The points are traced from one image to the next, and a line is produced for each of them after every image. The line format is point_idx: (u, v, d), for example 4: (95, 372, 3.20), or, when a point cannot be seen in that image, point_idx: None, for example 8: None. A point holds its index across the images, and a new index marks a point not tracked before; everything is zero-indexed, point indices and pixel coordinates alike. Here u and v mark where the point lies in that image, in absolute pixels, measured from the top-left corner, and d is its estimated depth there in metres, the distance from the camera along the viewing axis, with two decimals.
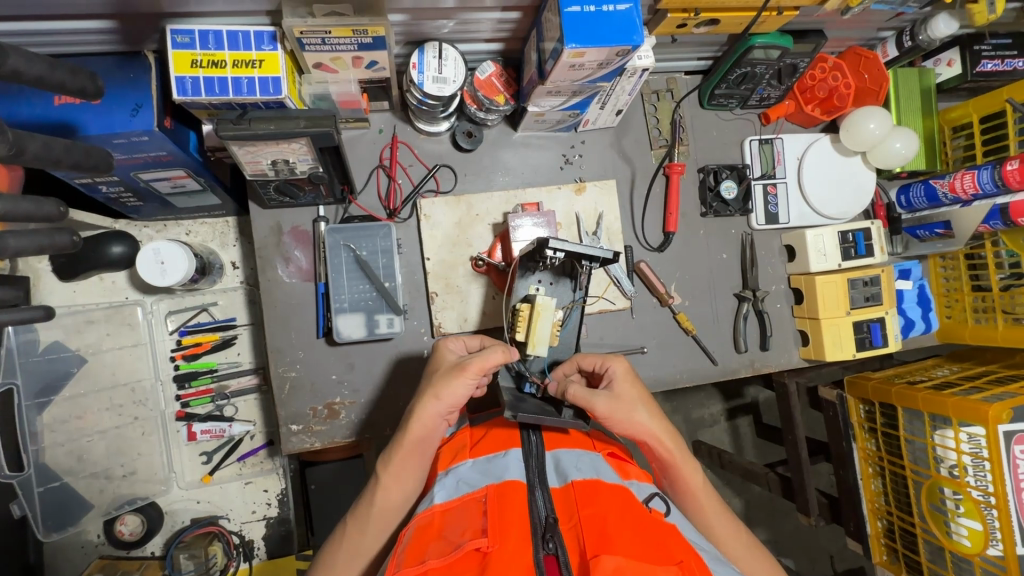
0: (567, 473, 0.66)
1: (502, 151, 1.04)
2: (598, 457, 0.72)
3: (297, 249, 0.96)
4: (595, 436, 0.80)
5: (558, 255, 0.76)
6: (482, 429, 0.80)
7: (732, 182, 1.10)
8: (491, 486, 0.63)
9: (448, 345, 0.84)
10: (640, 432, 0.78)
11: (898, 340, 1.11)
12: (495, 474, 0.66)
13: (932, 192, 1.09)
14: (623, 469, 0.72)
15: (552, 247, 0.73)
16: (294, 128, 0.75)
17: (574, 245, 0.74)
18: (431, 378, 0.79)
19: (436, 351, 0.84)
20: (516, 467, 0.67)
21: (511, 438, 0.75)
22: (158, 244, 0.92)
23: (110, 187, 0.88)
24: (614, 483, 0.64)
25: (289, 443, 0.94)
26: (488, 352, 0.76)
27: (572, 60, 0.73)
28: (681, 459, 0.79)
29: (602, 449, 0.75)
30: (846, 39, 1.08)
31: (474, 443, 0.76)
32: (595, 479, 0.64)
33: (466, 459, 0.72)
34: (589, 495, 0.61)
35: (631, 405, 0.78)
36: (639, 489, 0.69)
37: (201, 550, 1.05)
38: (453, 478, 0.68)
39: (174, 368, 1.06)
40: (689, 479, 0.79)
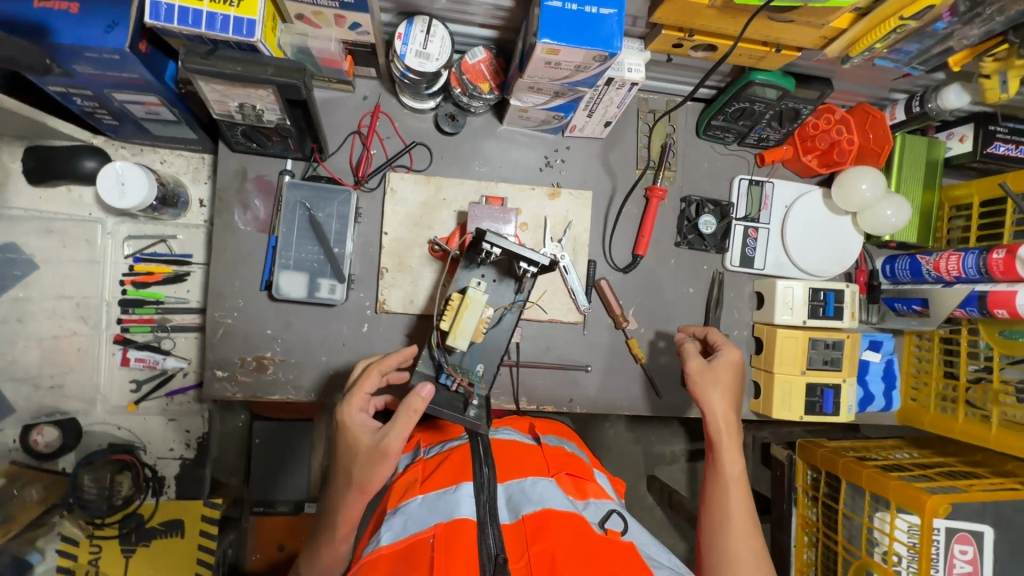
0: (519, 507, 0.65)
1: (483, 141, 1.02)
2: (553, 483, 0.69)
3: (257, 198, 0.96)
4: (551, 455, 0.77)
5: (495, 250, 0.75)
6: (434, 460, 0.75)
7: (712, 217, 1.07)
8: (438, 525, 0.60)
9: (346, 419, 0.75)
10: (708, 401, 0.84)
11: (851, 411, 1.07)
12: (445, 512, 0.63)
13: (917, 267, 1.05)
14: (579, 487, 0.70)
15: (488, 239, 0.72)
16: (261, 74, 0.75)
17: (510, 242, 0.73)
18: (348, 462, 0.73)
19: (340, 426, 0.75)
20: (467, 502, 0.64)
21: (463, 468, 0.69)
22: (121, 165, 0.93)
23: (84, 100, 0.89)
24: (567, 509, 0.63)
25: (210, 387, 0.94)
26: (393, 423, 0.71)
27: (547, 56, 0.71)
28: (733, 448, 0.82)
29: (558, 470, 0.72)
30: (856, 95, 1.05)
31: (426, 477, 0.71)
32: (544, 509, 0.63)
33: (416, 496, 0.67)
34: (539, 529, 0.61)
35: (714, 382, 0.85)
36: (596, 509, 0.68)
37: (106, 476, 1.06)
38: (401, 517, 0.63)
39: (122, 292, 1.08)
40: (728, 468, 0.80)
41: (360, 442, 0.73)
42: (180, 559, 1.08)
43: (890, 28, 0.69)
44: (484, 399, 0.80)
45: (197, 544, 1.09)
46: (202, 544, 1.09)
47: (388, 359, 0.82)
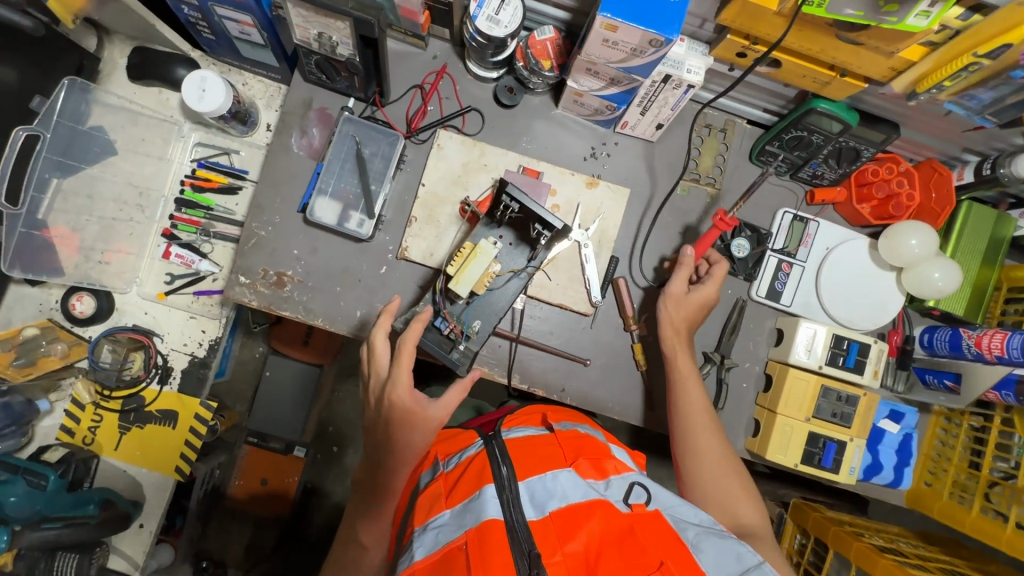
0: (544, 503, 0.67)
1: (535, 120, 1.05)
2: (573, 472, 0.71)
3: (316, 128, 1.03)
4: (567, 442, 0.78)
5: (514, 204, 0.80)
6: (456, 471, 0.75)
7: (746, 242, 1.04)
8: (470, 532, 0.63)
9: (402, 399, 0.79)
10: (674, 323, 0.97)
11: (852, 475, 1.00)
12: (472, 517, 0.65)
13: (957, 340, 0.97)
14: (599, 468, 0.73)
15: (508, 191, 0.78)
16: (342, 5, 0.81)
17: (529, 198, 0.78)
18: (395, 434, 0.80)
19: (393, 405, 0.79)
20: (493, 502, 0.66)
21: (484, 471, 0.71)
22: (206, 74, 1.02)
23: (190, 10, 0.98)
24: (590, 498, 0.67)
25: (231, 289, 0.99)
26: (449, 395, 0.81)
27: (606, 33, 0.73)
28: (692, 376, 0.94)
29: (575, 457, 0.74)
30: (925, 150, 1.01)
31: (449, 491, 0.72)
32: (570, 504, 0.66)
33: (443, 512, 0.69)
34: (568, 526, 0.65)
35: (686, 306, 0.97)
36: (619, 485, 0.71)
37: (123, 350, 1.15)
38: (432, 532, 0.66)
39: (180, 191, 1.17)
40: (692, 391, 0.93)
41: (419, 418, 0.79)
42: (165, 448, 1.14)
43: (962, 65, 0.67)
44: (470, 349, 0.87)
45: (184, 439, 1.15)
46: (189, 440, 1.15)
47: (414, 329, 0.80)
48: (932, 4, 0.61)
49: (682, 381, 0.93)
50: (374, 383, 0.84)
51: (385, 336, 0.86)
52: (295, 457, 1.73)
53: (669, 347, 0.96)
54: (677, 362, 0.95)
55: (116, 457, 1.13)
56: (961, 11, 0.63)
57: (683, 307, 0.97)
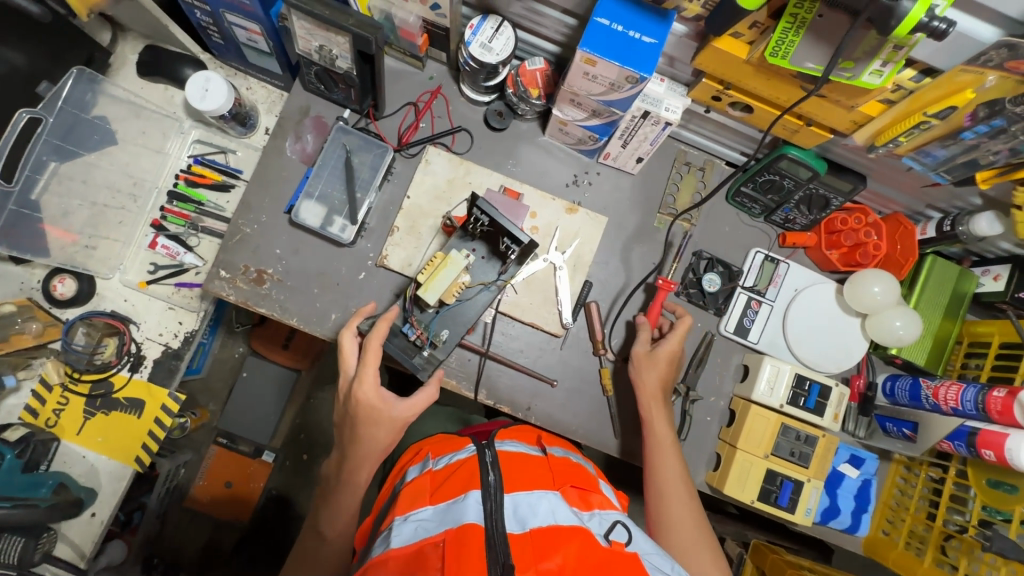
0: (525, 518, 0.69)
1: (522, 144, 1.09)
2: (559, 497, 0.74)
3: (310, 134, 1.07)
4: (557, 467, 0.81)
5: (484, 218, 0.83)
6: (445, 471, 0.79)
7: (717, 277, 1.08)
8: (450, 530, 0.66)
9: (367, 397, 0.80)
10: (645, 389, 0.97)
11: (808, 516, 1.00)
12: (453, 517, 0.68)
13: (916, 390, 0.99)
14: (584, 499, 0.76)
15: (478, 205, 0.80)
16: (342, 22, 0.86)
17: (499, 213, 0.81)
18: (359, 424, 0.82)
19: (359, 402, 0.81)
20: (474, 508, 0.69)
21: (472, 477, 0.74)
22: (210, 75, 1.07)
23: (202, 15, 1.03)
24: (572, 525, 0.68)
25: (211, 283, 1.01)
26: (415, 395, 0.83)
27: (586, 66, 0.78)
28: (668, 441, 0.95)
29: (563, 483, 0.77)
30: (892, 203, 1.05)
31: (435, 488, 0.76)
32: (553, 525, 0.68)
33: (426, 506, 0.72)
34: (546, 546, 0.66)
35: (654, 367, 0.98)
36: (601, 521, 0.72)
37: (99, 333, 1.15)
38: (413, 523, 0.70)
39: (174, 184, 1.20)
40: (666, 459, 0.94)
41: (384, 415, 0.81)
42: (126, 437, 1.14)
43: (914, 122, 0.72)
44: (435, 357, 0.89)
45: (147, 429, 1.15)
46: (151, 431, 1.15)
47: (381, 327, 0.83)
48: (884, 64, 0.65)
49: (661, 466, 0.93)
50: (343, 381, 0.86)
51: (353, 336, 0.87)
52: (264, 462, 1.73)
53: (645, 408, 0.96)
54: (652, 425, 0.96)
55: (77, 442, 1.12)
56: (913, 73, 0.67)
57: (654, 365, 0.99)
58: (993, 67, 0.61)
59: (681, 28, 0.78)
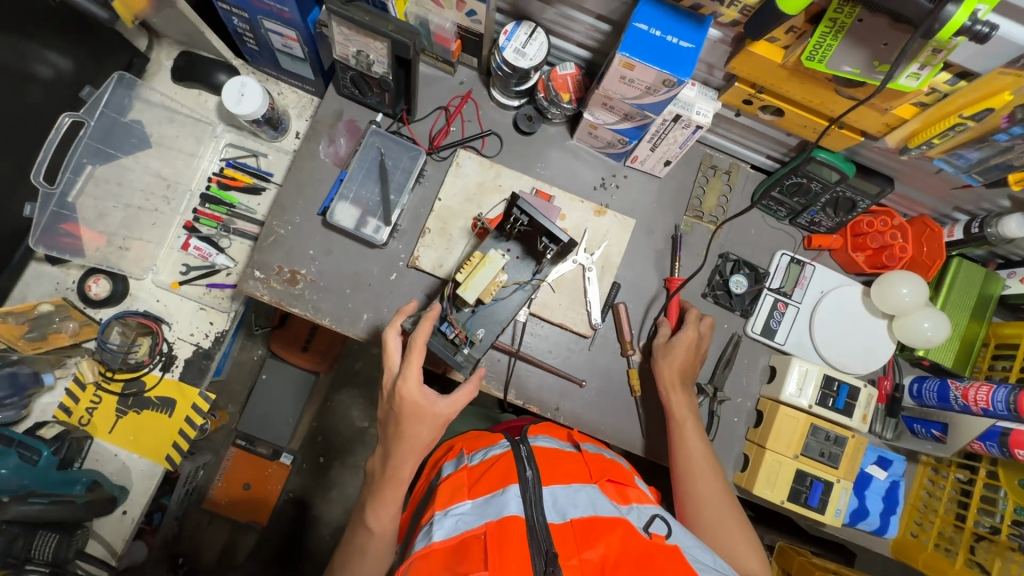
0: (565, 510, 0.70)
1: (551, 148, 1.11)
2: (597, 490, 0.74)
3: (343, 137, 1.09)
4: (592, 461, 0.81)
5: (524, 218, 0.84)
6: (480, 467, 0.79)
7: (744, 278, 1.09)
8: (490, 523, 0.66)
9: (411, 394, 0.80)
10: (663, 377, 0.99)
11: (838, 517, 1.01)
12: (493, 510, 0.69)
13: (945, 391, 1.00)
14: (621, 494, 0.76)
15: (519, 205, 0.81)
16: (382, 28, 0.88)
17: (537, 212, 0.82)
18: (399, 417, 0.81)
19: (402, 399, 0.81)
20: (515, 501, 0.69)
21: (509, 472, 0.75)
22: (246, 80, 1.09)
23: (240, 22, 1.06)
24: (612, 515, 0.69)
25: (246, 283, 1.02)
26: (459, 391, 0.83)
27: (624, 70, 0.80)
28: (690, 420, 0.96)
29: (600, 477, 0.77)
30: (917, 206, 1.07)
31: (473, 483, 0.76)
32: (593, 516, 0.68)
33: (465, 500, 0.72)
34: (588, 536, 0.66)
35: (674, 355, 1.00)
36: (639, 514, 0.72)
37: (132, 334, 1.18)
38: (453, 517, 0.70)
39: (206, 187, 1.22)
40: (691, 446, 0.94)
41: (427, 411, 0.81)
42: (158, 436, 1.15)
43: (949, 124, 0.73)
44: (473, 355, 0.91)
45: (178, 428, 1.16)
46: (182, 430, 1.16)
47: (424, 326, 0.83)
48: (922, 68, 0.66)
49: (688, 455, 0.93)
50: (386, 378, 0.85)
51: (397, 334, 0.87)
52: (283, 464, 1.74)
53: (664, 394, 0.98)
54: (673, 407, 0.97)
55: (109, 440, 1.14)
56: (948, 77, 0.69)
57: (672, 352, 1.00)
58: None
59: (716, 34, 0.80)
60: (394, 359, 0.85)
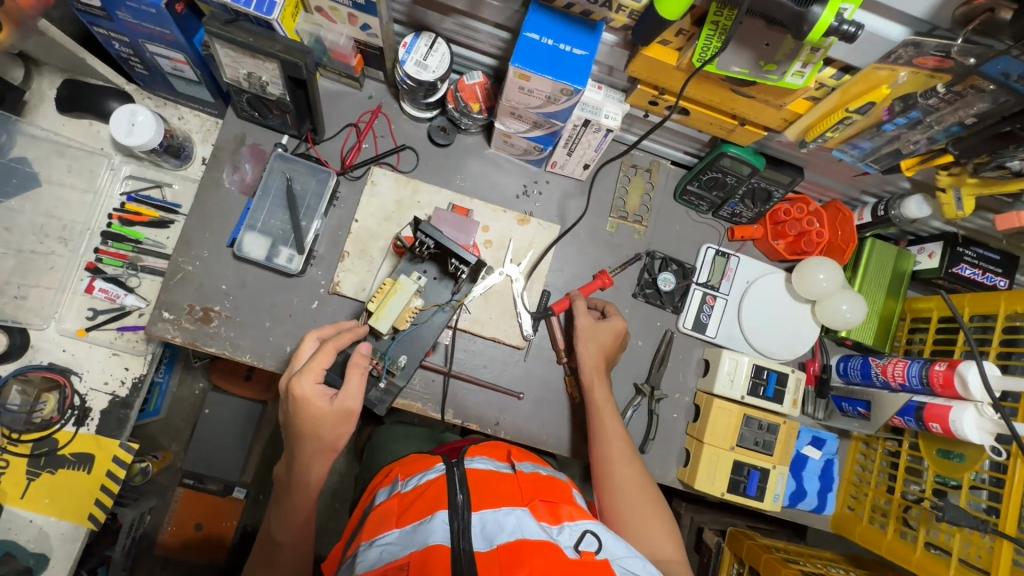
0: (493, 535, 0.68)
1: (469, 158, 1.08)
2: (527, 512, 0.72)
3: (248, 163, 1.03)
4: (526, 482, 0.78)
5: (430, 241, 0.83)
6: (412, 492, 0.76)
7: (672, 275, 1.10)
8: (415, 553, 0.66)
9: (304, 393, 0.73)
10: (586, 362, 0.98)
11: (777, 501, 1.03)
12: (419, 539, 0.67)
13: (867, 369, 1.03)
14: (553, 512, 0.73)
15: (422, 229, 0.80)
16: (268, 48, 0.83)
17: (443, 235, 0.81)
18: (296, 420, 0.74)
19: (295, 399, 0.73)
20: (441, 528, 0.68)
21: (439, 496, 0.73)
22: (136, 108, 1.02)
23: (121, 46, 0.99)
24: (540, 538, 0.67)
25: (153, 326, 0.96)
26: (348, 383, 0.75)
27: (521, 81, 0.78)
28: (607, 408, 0.95)
29: (532, 498, 0.75)
30: (830, 191, 1.10)
31: (403, 510, 0.74)
32: (520, 539, 0.66)
33: (393, 530, 0.71)
34: (512, 561, 0.64)
35: (600, 338, 0.99)
36: (571, 532, 0.72)
37: (35, 391, 1.10)
38: (378, 549, 0.69)
39: (107, 224, 1.14)
40: (610, 429, 0.93)
41: (321, 412, 0.74)
42: (78, 494, 1.08)
43: (838, 118, 0.74)
44: (394, 384, 0.88)
45: (100, 484, 1.09)
46: (105, 485, 1.09)
47: (343, 337, 0.78)
48: (804, 65, 0.66)
49: (605, 442, 0.92)
50: (286, 377, 0.79)
51: (315, 340, 0.81)
52: (234, 499, 1.65)
53: (586, 379, 0.97)
54: (592, 392, 0.96)
55: (22, 506, 1.05)
56: (833, 71, 0.69)
57: (597, 337, 1.00)
58: (903, 64, 0.65)
59: (611, 38, 0.79)
60: (298, 365, 0.79)
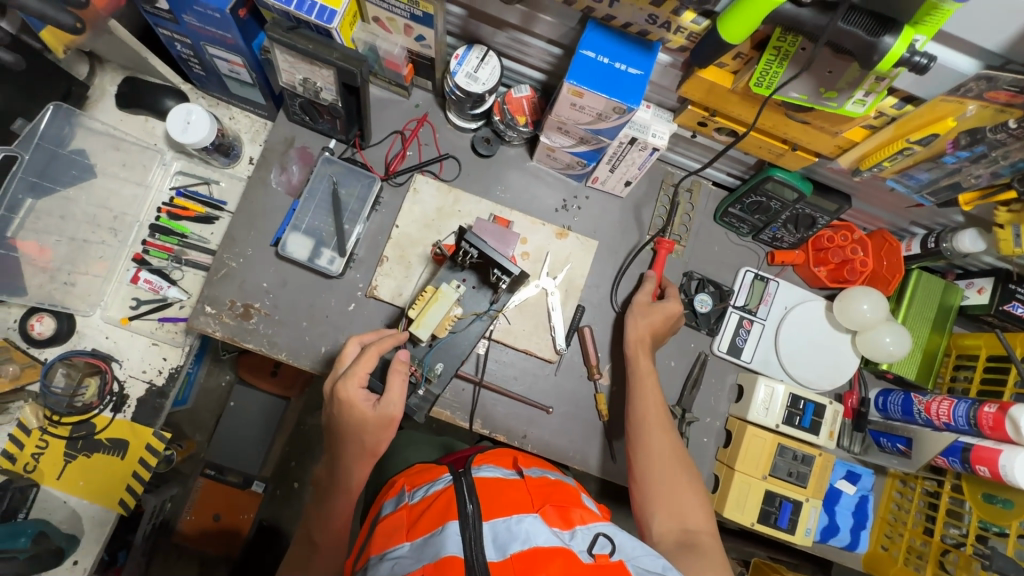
0: (506, 545, 0.68)
1: (510, 169, 1.09)
2: (539, 518, 0.72)
3: (295, 165, 1.06)
4: (535, 488, 0.79)
5: (473, 251, 0.84)
6: (421, 503, 0.77)
7: (709, 297, 1.08)
8: (427, 566, 0.66)
9: (348, 396, 0.74)
10: (632, 331, 0.98)
11: (809, 535, 1.01)
12: (431, 551, 0.68)
13: (909, 405, 1.01)
14: (565, 517, 0.73)
15: (469, 238, 0.81)
16: (326, 56, 0.85)
17: (487, 245, 0.81)
18: (340, 425, 0.75)
19: (340, 402, 0.74)
20: (453, 538, 0.68)
21: (449, 507, 0.73)
22: (192, 107, 1.05)
23: (183, 47, 1.02)
24: (552, 544, 0.68)
25: (195, 319, 0.98)
26: (390, 388, 0.76)
27: (574, 98, 0.78)
28: (650, 377, 0.95)
29: (542, 504, 0.75)
30: (876, 220, 1.07)
31: (412, 522, 0.75)
32: (532, 548, 0.67)
33: (403, 542, 0.71)
34: (528, 569, 0.65)
35: (655, 312, 1.00)
36: (584, 535, 0.72)
37: (78, 375, 1.12)
38: (390, 562, 0.69)
39: (156, 218, 1.17)
40: (650, 398, 0.93)
41: (363, 416, 0.74)
42: (111, 479, 1.10)
43: (898, 148, 0.73)
44: (431, 393, 0.89)
45: (132, 470, 1.11)
46: (137, 472, 1.12)
47: (384, 340, 0.79)
48: (867, 94, 0.66)
49: (644, 412, 0.92)
50: (330, 378, 0.80)
51: (357, 344, 0.83)
52: (254, 492, 1.68)
53: (632, 349, 0.97)
54: (636, 362, 0.97)
55: (57, 487, 1.08)
56: (894, 101, 0.68)
57: (649, 314, 1.00)
58: (972, 97, 0.63)
59: (666, 58, 0.79)
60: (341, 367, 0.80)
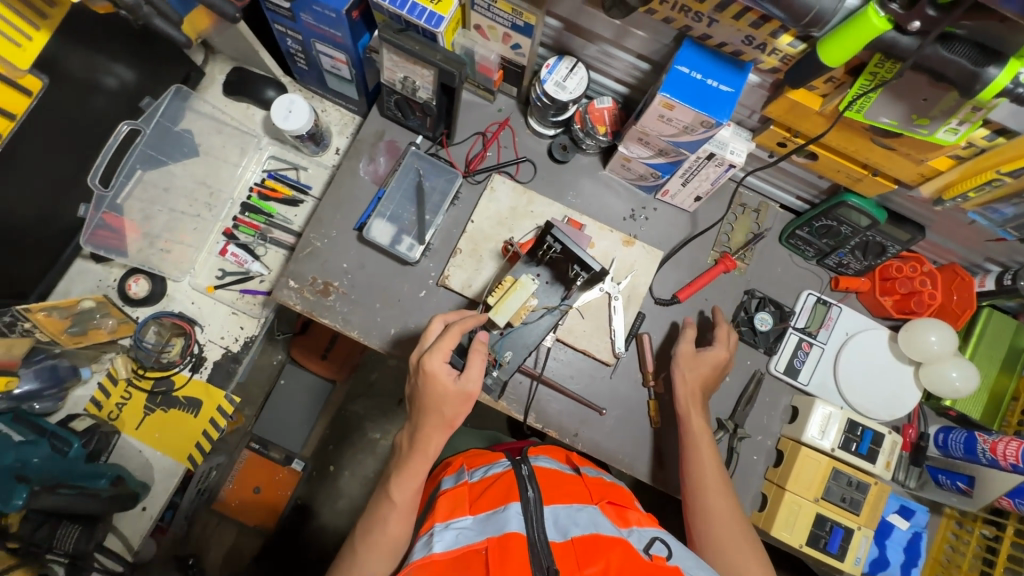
0: (566, 528, 0.71)
1: (583, 177, 1.13)
2: (598, 511, 0.76)
3: (383, 157, 1.13)
4: (593, 485, 0.82)
5: (556, 246, 0.88)
6: (481, 483, 0.82)
7: (769, 316, 1.09)
8: (492, 539, 0.68)
9: (433, 368, 0.79)
10: (682, 390, 0.98)
11: (857, 565, 0.99)
12: (496, 525, 0.70)
13: (972, 444, 0.98)
14: (621, 516, 0.77)
15: (553, 234, 0.85)
16: (430, 57, 0.92)
17: (570, 242, 0.86)
18: (423, 395, 0.80)
19: (425, 374, 0.79)
20: (516, 517, 0.71)
21: (511, 490, 0.77)
22: (295, 98, 1.14)
23: (293, 42, 1.12)
24: (612, 535, 0.70)
25: (280, 291, 1.05)
26: (470, 365, 0.81)
27: (663, 110, 0.82)
28: (703, 436, 0.94)
29: (600, 499, 0.79)
30: (947, 254, 1.07)
31: (474, 499, 0.78)
32: (594, 534, 0.69)
33: (466, 516, 0.74)
34: (590, 553, 0.66)
35: (704, 367, 0.99)
36: (640, 536, 0.73)
37: (167, 334, 1.22)
38: (453, 532, 0.72)
39: (247, 197, 1.26)
40: (705, 458, 0.92)
41: (445, 390, 0.79)
42: (182, 436, 1.18)
43: (986, 178, 0.75)
44: (501, 377, 0.97)
45: (202, 429, 1.18)
46: (206, 431, 1.19)
47: (468, 320, 0.84)
48: (960, 123, 0.68)
49: (700, 472, 0.91)
50: (416, 352, 0.85)
51: (442, 323, 0.87)
52: (293, 469, 1.72)
53: (683, 406, 0.97)
54: (689, 418, 0.96)
55: (135, 437, 1.16)
56: (987, 132, 0.70)
57: (697, 366, 0.99)
58: None
59: (755, 79, 0.82)
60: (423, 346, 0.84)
